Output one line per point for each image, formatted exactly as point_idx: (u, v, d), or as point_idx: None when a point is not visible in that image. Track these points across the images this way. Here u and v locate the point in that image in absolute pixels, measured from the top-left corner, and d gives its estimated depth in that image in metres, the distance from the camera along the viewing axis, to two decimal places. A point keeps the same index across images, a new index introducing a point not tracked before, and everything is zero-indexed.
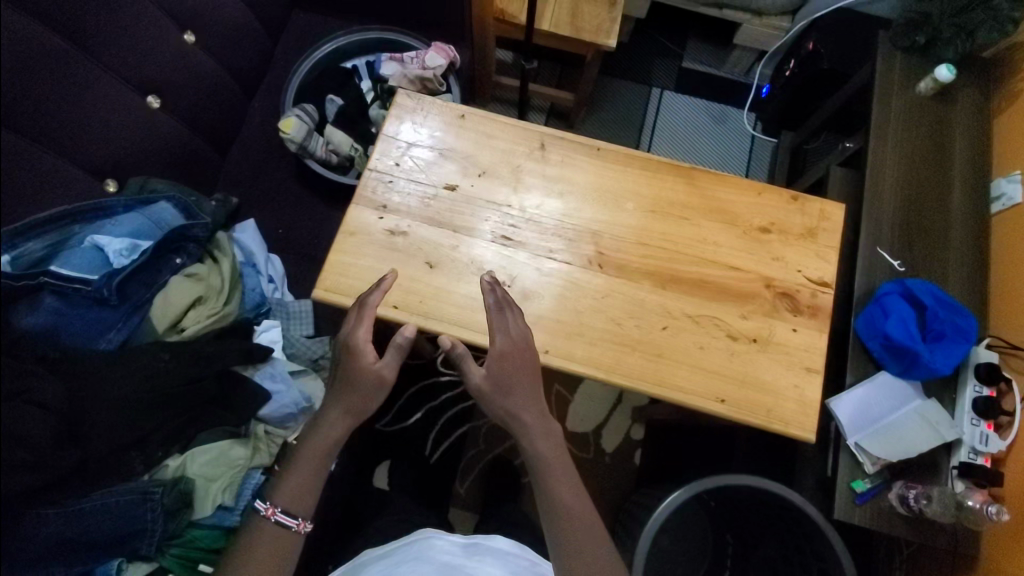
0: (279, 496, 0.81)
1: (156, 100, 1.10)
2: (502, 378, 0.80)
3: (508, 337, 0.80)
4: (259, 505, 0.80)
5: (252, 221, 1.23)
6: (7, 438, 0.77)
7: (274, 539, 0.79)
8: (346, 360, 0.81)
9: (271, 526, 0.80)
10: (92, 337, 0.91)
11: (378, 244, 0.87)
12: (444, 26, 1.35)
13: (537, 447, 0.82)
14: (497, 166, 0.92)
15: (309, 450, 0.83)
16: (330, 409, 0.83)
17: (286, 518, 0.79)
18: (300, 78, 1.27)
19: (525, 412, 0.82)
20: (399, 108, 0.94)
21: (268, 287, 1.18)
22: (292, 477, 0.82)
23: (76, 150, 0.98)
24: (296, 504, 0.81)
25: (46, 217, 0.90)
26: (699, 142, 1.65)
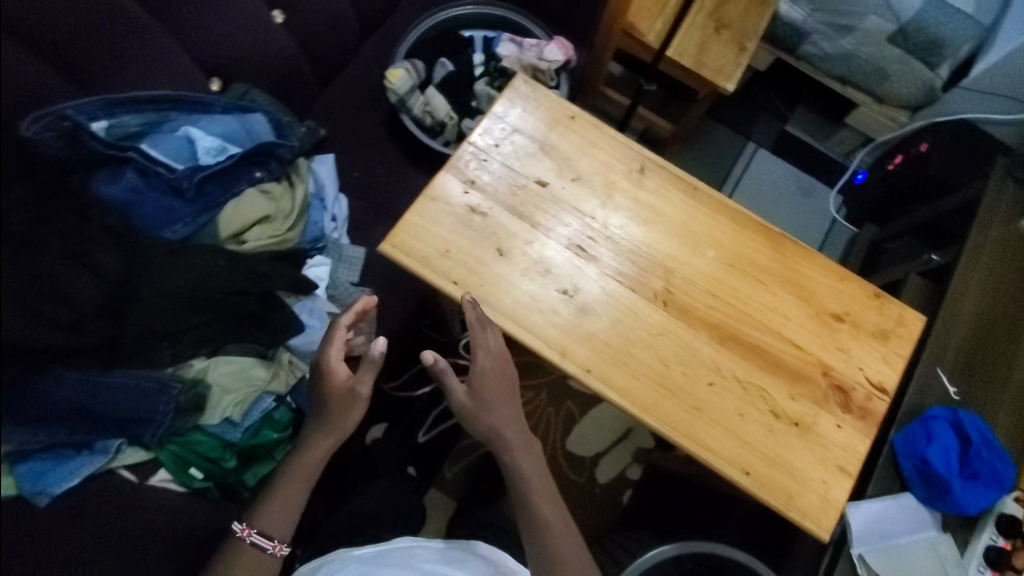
0: (260, 518, 0.92)
1: (279, 15, 1.13)
2: (485, 395, 0.90)
3: (493, 355, 0.88)
4: (237, 527, 0.92)
5: (331, 155, 1.23)
6: (54, 294, 0.78)
7: (251, 559, 0.90)
8: (321, 384, 0.94)
9: (248, 546, 0.90)
10: (159, 223, 0.91)
11: (455, 216, 0.86)
12: (570, 23, 1.34)
13: (520, 459, 0.93)
14: (590, 175, 0.90)
15: (293, 474, 0.95)
16: (313, 439, 0.96)
17: (261, 539, 0.91)
18: (418, 34, 1.26)
19: (504, 427, 0.92)
20: (514, 90, 0.93)
21: (329, 225, 1.18)
22: (274, 498, 0.94)
23: (195, 43, 1.02)
24: (274, 525, 0.92)
25: (148, 97, 0.94)
26: (778, 209, 1.62)
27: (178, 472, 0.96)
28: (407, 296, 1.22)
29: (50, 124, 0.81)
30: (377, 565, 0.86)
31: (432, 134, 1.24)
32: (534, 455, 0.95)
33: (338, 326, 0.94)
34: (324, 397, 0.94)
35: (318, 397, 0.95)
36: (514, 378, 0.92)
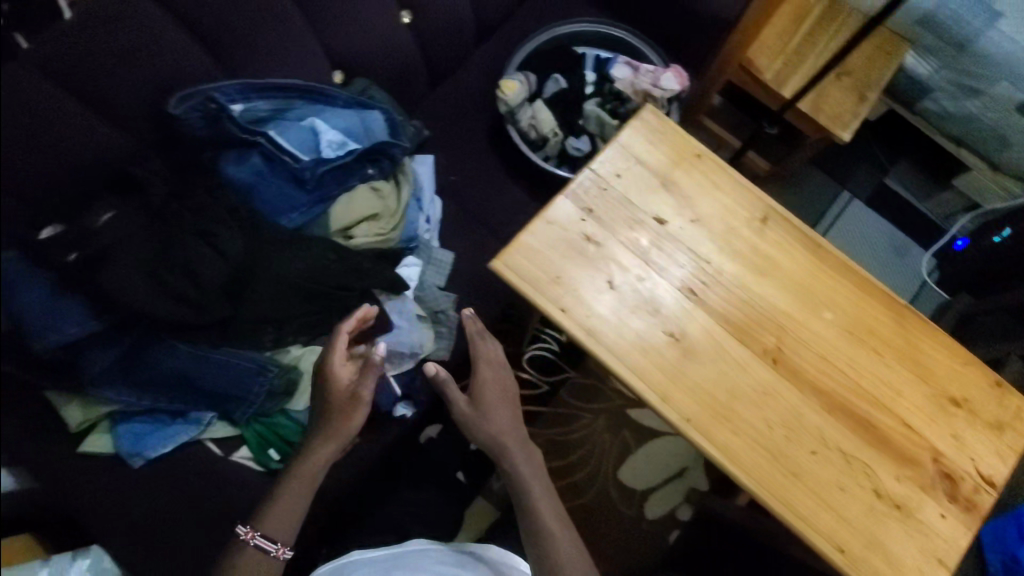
0: (264, 522, 0.86)
1: (407, 15, 1.14)
2: (485, 402, 1.02)
3: (493, 369, 1.04)
4: (239, 529, 0.86)
5: (431, 157, 1.24)
6: (183, 269, 0.82)
7: (256, 562, 0.85)
8: (323, 389, 0.90)
9: (251, 549, 0.85)
10: (278, 210, 0.93)
11: (570, 243, 0.86)
12: (687, 53, 1.32)
13: (522, 469, 0.99)
14: (710, 218, 0.87)
15: (298, 478, 0.89)
16: (315, 445, 0.91)
17: (265, 541, 0.85)
18: (535, 45, 1.26)
19: (505, 433, 1.01)
20: (639, 121, 0.91)
21: (422, 226, 1.18)
22: (278, 502, 0.88)
23: (327, 36, 1.04)
24: (278, 528, 0.86)
25: (280, 84, 0.96)
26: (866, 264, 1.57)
27: (258, 452, 0.96)
28: (489, 305, 1.21)
29: (197, 104, 0.86)
30: (387, 570, 0.89)
31: (534, 148, 1.23)
32: (536, 467, 1.01)
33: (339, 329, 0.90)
34: (325, 400, 0.91)
35: (319, 402, 0.91)
36: (513, 394, 1.06)
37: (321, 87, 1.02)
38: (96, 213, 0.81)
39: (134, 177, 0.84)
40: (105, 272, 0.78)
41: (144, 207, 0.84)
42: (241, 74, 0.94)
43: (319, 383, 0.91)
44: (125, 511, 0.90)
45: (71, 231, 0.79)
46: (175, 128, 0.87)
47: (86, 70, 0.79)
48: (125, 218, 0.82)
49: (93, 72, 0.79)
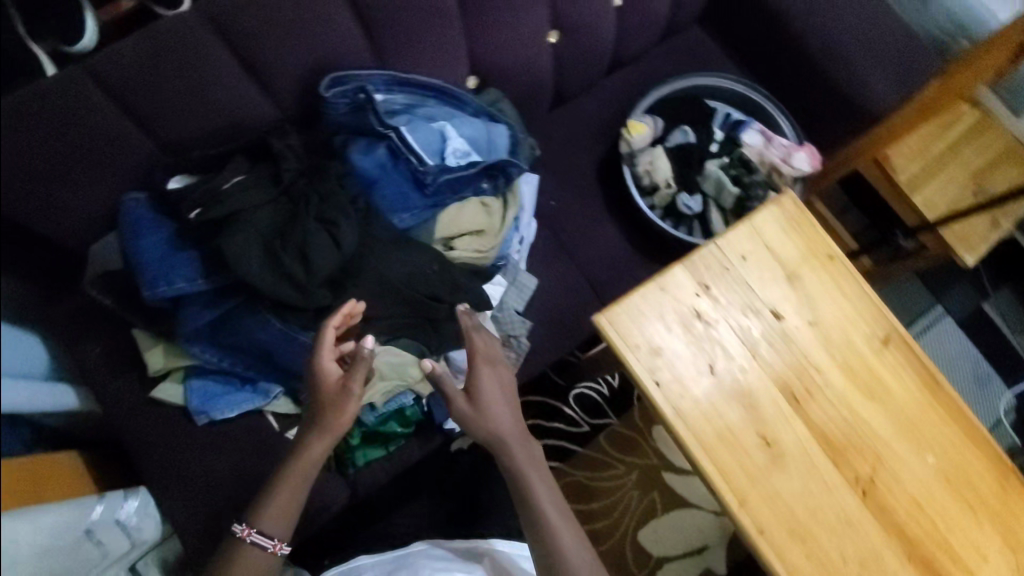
0: (260, 518, 0.82)
1: (555, 36, 1.11)
2: (483, 397, 0.91)
3: (492, 366, 0.93)
4: (236, 526, 0.82)
5: (536, 176, 1.20)
6: (297, 251, 0.81)
7: (251, 560, 0.81)
8: (312, 383, 0.84)
9: (247, 546, 0.81)
10: (393, 207, 0.92)
11: (678, 315, 0.83)
12: (821, 134, 1.27)
13: (533, 480, 0.90)
14: (833, 327, 0.83)
15: (293, 471, 0.84)
16: (307, 437, 0.85)
17: (261, 539, 0.81)
18: (669, 91, 1.22)
19: (506, 428, 0.91)
20: (777, 206, 0.87)
21: (513, 246, 1.14)
22: (275, 494, 0.83)
23: (477, 43, 1.02)
24: (276, 521, 0.82)
25: (421, 82, 0.96)
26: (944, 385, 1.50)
27: None
28: (561, 339, 1.19)
29: (345, 91, 0.87)
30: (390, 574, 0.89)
31: (643, 193, 1.20)
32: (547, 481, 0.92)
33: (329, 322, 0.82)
34: (311, 390, 0.84)
35: (308, 394, 0.85)
36: (513, 390, 0.96)
37: (456, 90, 1.01)
38: (228, 175, 0.82)
39: (270, 147, 0.85)
40: (224, 241, 0.78)
41: (272, 178, 0.84)
42: (389, 65, 0.93)
43: (308, 376, 0.85)
44: (185, 470, 0.89)
45: (202, 188, 0.80)
46: (319, 112, 0.90)
47: (251, 35, 0.79)
48: (248, 187, 0.82)
49: (258, 38, 0.80)
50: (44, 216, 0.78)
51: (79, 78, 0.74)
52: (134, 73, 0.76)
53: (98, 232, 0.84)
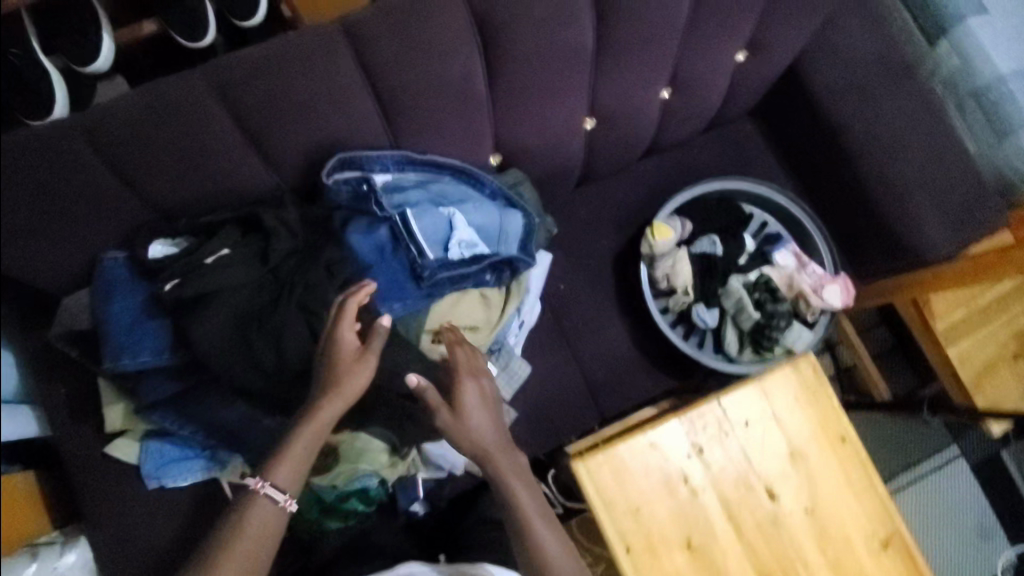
0: (275, 471, 0.75)
1: (591, 123, 1.02)
2: (468, 407, 0.83)
3: (476, 379, 0.85)
4: (248, 480, 0.75)
5: (549, 256, 1.12)
6: (269, 340, 0.77)
7: (262, 515, 0.74)
8: (326, 349, 0.75)
9: (259, 502, 0.74)
10: (384, 296, 0.87)
11: (663, 477, 0.76)
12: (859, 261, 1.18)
13: (524, 499, 0.82)
14: (830, 518, 0.77)
15: (304, 432, 0.75)
16: (315, 398, 0.75)
17: (274, 492, 0.74)
18: (704, 191, 1.14)
19: (489, 439, 0.83)
20: (793, 371, 0.80)
21: (512, 330, 1.06)
22: (287, 453, 0.75)
23: (503, 128, 0.93)
24: (288, 476, 0.75)
25: (436, 163, 0.90)
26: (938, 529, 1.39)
27: None
28: (544, 433, 1.13)
29: (345, 178, 0.84)
30: None
31: (657, 295, 1.13)
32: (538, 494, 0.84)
33: (346, 300, 0.76)
34: (322, 354, 0.77)
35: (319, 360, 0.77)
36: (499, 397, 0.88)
37: (474, 171, 0.94)
38: (213, 246, 0.77)
39: (262, 221, 0.80)
40: (194, 322, 0.75)
41: (259, 255, 0.79)
42: (404, 144, 0.87)
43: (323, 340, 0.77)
44: (133, 534, 0.86)
45: (184, 259, 0.76)
46: (321, 189, 0.84)
47: (258, 108, 0.74)
48: (234, 264, 0.78)
49: (265, 111, 0.75)
50: (17, 266, 0.75)
51: (69, 133, 0.69)
52: (128, 135, 0.71)
53: (72, 284, 0.80)
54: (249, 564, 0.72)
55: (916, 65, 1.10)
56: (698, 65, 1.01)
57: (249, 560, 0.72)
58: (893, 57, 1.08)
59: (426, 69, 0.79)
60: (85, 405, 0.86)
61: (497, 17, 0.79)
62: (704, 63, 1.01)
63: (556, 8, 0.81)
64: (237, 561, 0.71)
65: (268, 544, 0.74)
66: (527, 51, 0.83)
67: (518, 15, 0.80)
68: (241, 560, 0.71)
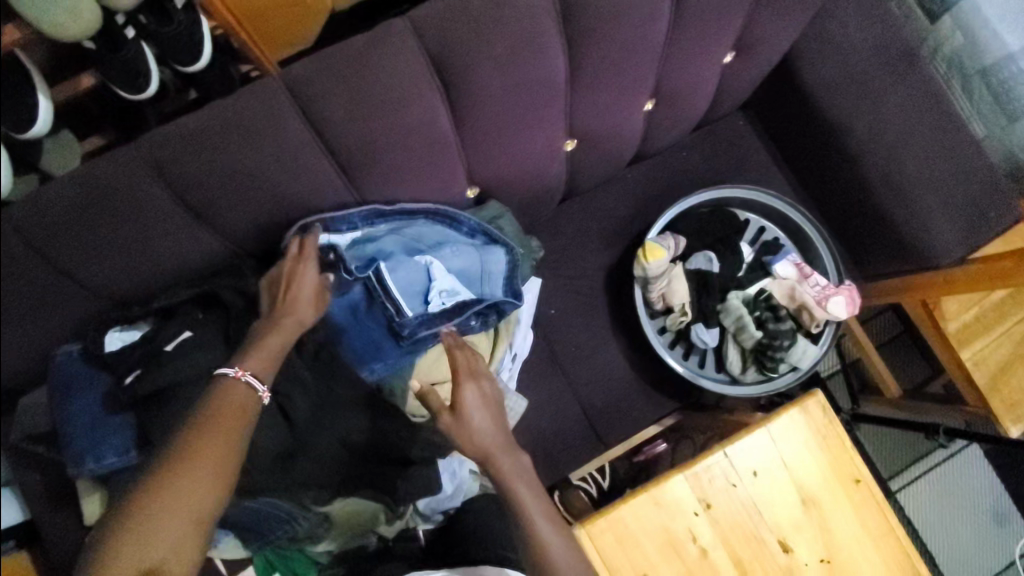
0: (248, 359, 0.69)
1: (572, 144, 0.94)
2: (469, 409, 0.71)
3: (477, 381, 0.72)
4: (227, 368, 0.67)
5: (538, 281, 1.05)
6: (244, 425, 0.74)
7: (238, 399, 0.66)
8: (285, 275, 0.74)
9: (237, 386, 0.66)
10: (363, 359, 0.85)
11: (670, 539, 0.72)
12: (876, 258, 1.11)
13: (536, 527, 0.68)
14: (848, 569, 0.73)
15: (273, 338, 0.71)
16: (276, 315, 0.73)
17: (254, 382, 0.67)
18: (697, 201, 1.07)
19: (496, 445, 0.71)
20: (802, 412, 0.76)
21: (505, 365, 0.99)
22: (260, 349, 0.70)
23: (477, 163, 0.86)
24: (263, 369, 0.69)
25: (408, 210, 0.84)
26: (955, 521, 1.33)
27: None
28: (546, 466, 1.09)
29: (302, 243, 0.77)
30: None
31: (653, 315, 1.08)
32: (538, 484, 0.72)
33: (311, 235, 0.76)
34: (277, 279, 0.74)
35: (272, 289, 0.74)
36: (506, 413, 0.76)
37: (451, 209, 0.87)
38: (172, 329, 0.73)
39: (220, 296, 0.75)
40: (156, 421, 0.71)
41: (221, 335, 0.75)
42: (369, 195, 0.81)
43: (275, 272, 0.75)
44: None
45: (143, 347, 0.73)
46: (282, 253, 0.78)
47: (201, 182, 0.69)
48: (199, 347, 0.73)
49: (210, 184, 0.69)
50: None
51: (1, 236, 0.66)
52: (62, 228, 0.67)
53: (30, 380, 0.78)
54: (229, 446, 0.62)
55: (920, 50, 1.01)
56: (682, 74, 0.93)
57: (229, 441, 0.63)
58: (892, 43, 1.00)
59: (383, 119, 0.73)
60: (64, 495, 0.83)
61: (456, 57, 0.72)
62: (688, 70, 0.93)
63: (518, 39, 0.74)
64: (216, 443, 0.62)
65: (242, 433, 0.65)
66: (492, 87, 0.76)
67: (478, 52, 0.73)
68: (219, 436, 0.62)
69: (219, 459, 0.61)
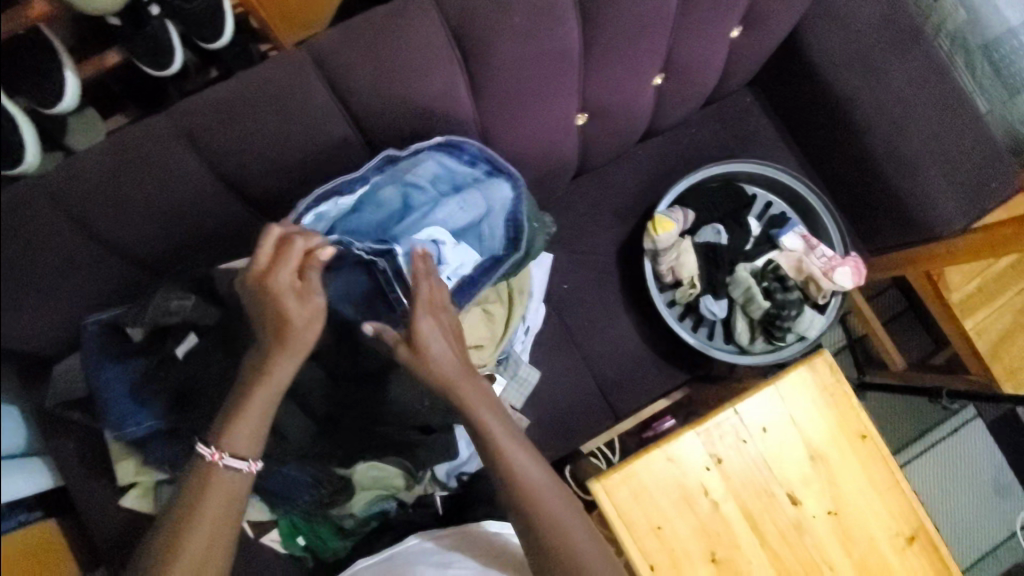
0: (225, 441, 0.68)
1: (583, 119, 0.97)
2: (425, 337, 0.69)
3: (435, 312, 0.69)
4: (203, 451, 0.68)
5: (550, 256, 1.08)
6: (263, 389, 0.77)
7: (223, 484, 0.68)
8: (265, 317, 0.65)
9: (217, 471, 0.68)
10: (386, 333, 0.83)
11: (682, 491, 0.75)
12: (888, 229, 1.13)
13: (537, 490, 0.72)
14: (855, 520, 0.76)
15: (251, 411, 0.68)
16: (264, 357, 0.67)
17: (234, 463, 0.68)
18: (705, 175, 1.09)
19: (451, 370, 0.70)
20: (810, 369, 0.79)
21: (518, 338, 1.03)
22: (239, 424, 0.68)
23: (493, 137, 0.89)
24: (246, 444, 0.69)
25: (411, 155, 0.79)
26: (958, 492, 1.35)
27: (287, 537, 0.93)
28: (559, 436, 1.11)
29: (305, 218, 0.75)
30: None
31: (663, 288, 1.10)
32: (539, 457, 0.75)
33: (286, 244, 0.65)
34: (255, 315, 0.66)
35: (255, 318, 0.66)
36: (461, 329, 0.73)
37: (452, 142, 0.81)
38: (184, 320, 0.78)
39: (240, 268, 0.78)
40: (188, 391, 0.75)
41: (224, 335, 0.77)
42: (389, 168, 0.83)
43: (250, 289, 0.65)
44: None
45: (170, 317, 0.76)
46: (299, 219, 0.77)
47: (231, 149, 0.71)
48: (211, 347, 0.77)
49: (240, 154, 0.72)
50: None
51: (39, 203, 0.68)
52: (99, 194, 0.69)
53: (61, 350, 0.80)
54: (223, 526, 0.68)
55: (924, 26, 1.03)
56: (692, 49, 0.95)
57: (224, 516, 0.68)
58: (897, 18, 1.01)
59: (406, 91, 0.75)
60: (98, 458, 0.86)
61: (475, 29, 0.75)
62: (698, 45, 0.95)
63: (535, 13, 0.76)
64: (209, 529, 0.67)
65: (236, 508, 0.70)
66: (509, 59, 0.79)
67: (497, 24, 0.75)
68: (212, 522, 0.68)
69: (201, 550, 0.67)
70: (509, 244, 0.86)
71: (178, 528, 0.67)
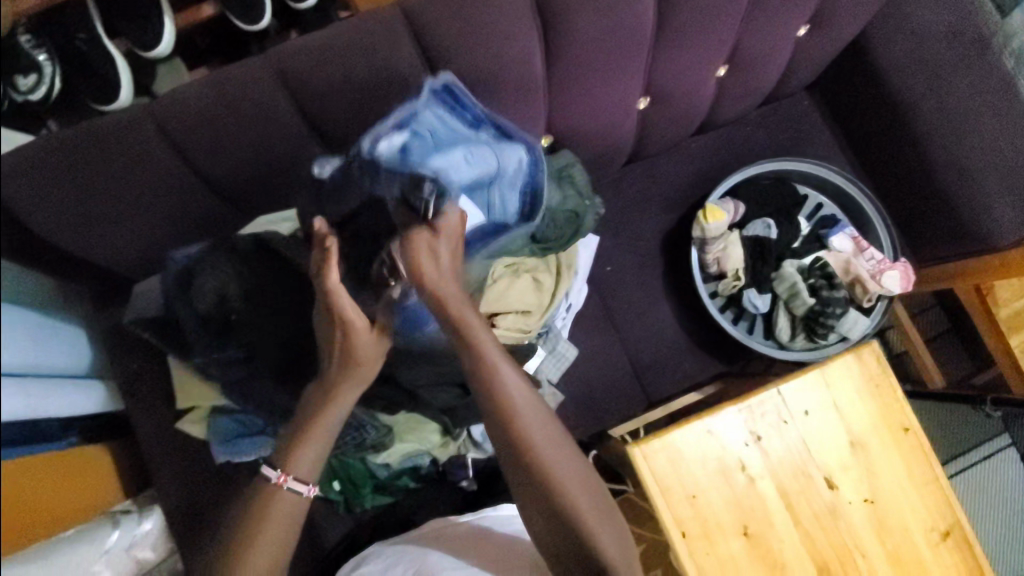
0: (292, 466, 0.74)
1: (645, 103, 0.99)
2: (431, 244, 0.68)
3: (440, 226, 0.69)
4: (269, 474, 0.74)
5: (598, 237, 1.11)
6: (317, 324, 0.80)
7: (286, 505, 0.74)
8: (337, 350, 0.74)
9: (281, 494, 0.74)
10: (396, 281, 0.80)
11: (720, 464, 0.77)
12: (942, 238, 1.12)
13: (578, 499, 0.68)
14: (890, 508, 0.78)
15: (313, 439, 0.75)
16: (327, 386, 0.76)
17: (297, 486, 0.74)
18: (758, 171, 1.11)
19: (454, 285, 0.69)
20: (856, 359, 0.80)
21: (561, 313, 1.05)
22: (302, 450, 0.75)
23: (557, 111, 0.92)
24: (308, 470, 0.75)
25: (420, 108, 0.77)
26: (989, 519, 1.32)
27: (326, 482, 0.96)
28: (590, 415, 1.13)
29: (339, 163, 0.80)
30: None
31: (707, 278, 1.11)
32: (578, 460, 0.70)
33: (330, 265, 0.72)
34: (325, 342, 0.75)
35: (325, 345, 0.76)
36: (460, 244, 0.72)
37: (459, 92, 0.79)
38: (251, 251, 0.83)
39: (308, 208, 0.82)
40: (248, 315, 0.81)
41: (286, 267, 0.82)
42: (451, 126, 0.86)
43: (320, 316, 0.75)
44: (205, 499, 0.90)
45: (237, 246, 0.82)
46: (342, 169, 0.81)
47: (318, 95, 0.76)
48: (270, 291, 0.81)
49: (326, 99, 0.77)
50: (88, 249, 0.79)
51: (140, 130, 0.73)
52: (195, 124, 0.74)
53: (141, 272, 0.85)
54: (286, 537, 0.73)
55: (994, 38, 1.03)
56: (758, 42, 0.97)
57: (284, 533, 0.73)
58: None
59: (486, 51, 0.79)
60: (159, 382, 0.91)
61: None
62: (764, 39, 0.97)
63: None
64: (274, 547, 0.72)
65: (292, 529, 0.74)
66: (584, 32, 0.81)
67: None
68: (276, 532, 0.72)
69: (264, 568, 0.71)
70: (521, 217, 0.88)
71: (243, 546, 0.70)
